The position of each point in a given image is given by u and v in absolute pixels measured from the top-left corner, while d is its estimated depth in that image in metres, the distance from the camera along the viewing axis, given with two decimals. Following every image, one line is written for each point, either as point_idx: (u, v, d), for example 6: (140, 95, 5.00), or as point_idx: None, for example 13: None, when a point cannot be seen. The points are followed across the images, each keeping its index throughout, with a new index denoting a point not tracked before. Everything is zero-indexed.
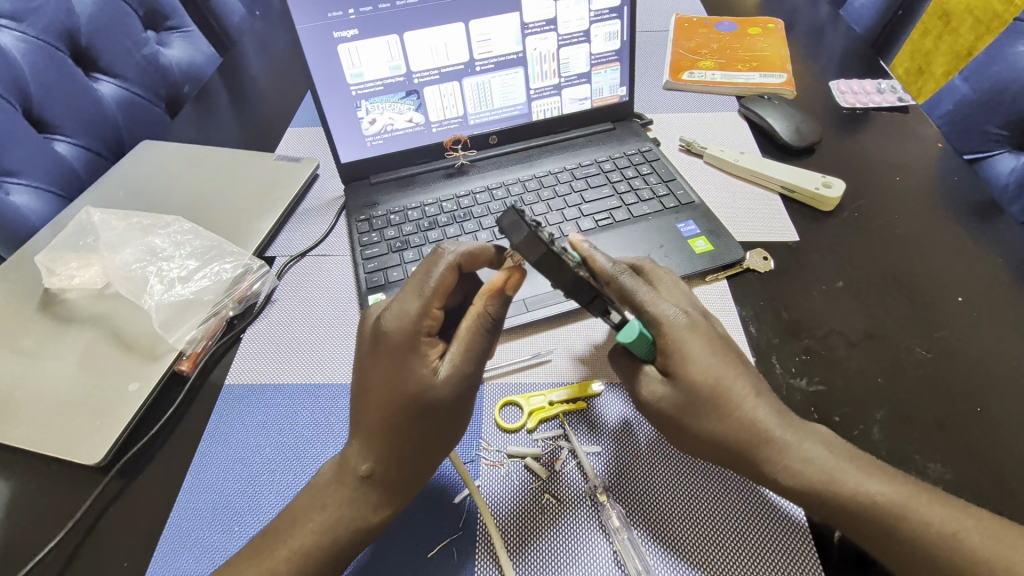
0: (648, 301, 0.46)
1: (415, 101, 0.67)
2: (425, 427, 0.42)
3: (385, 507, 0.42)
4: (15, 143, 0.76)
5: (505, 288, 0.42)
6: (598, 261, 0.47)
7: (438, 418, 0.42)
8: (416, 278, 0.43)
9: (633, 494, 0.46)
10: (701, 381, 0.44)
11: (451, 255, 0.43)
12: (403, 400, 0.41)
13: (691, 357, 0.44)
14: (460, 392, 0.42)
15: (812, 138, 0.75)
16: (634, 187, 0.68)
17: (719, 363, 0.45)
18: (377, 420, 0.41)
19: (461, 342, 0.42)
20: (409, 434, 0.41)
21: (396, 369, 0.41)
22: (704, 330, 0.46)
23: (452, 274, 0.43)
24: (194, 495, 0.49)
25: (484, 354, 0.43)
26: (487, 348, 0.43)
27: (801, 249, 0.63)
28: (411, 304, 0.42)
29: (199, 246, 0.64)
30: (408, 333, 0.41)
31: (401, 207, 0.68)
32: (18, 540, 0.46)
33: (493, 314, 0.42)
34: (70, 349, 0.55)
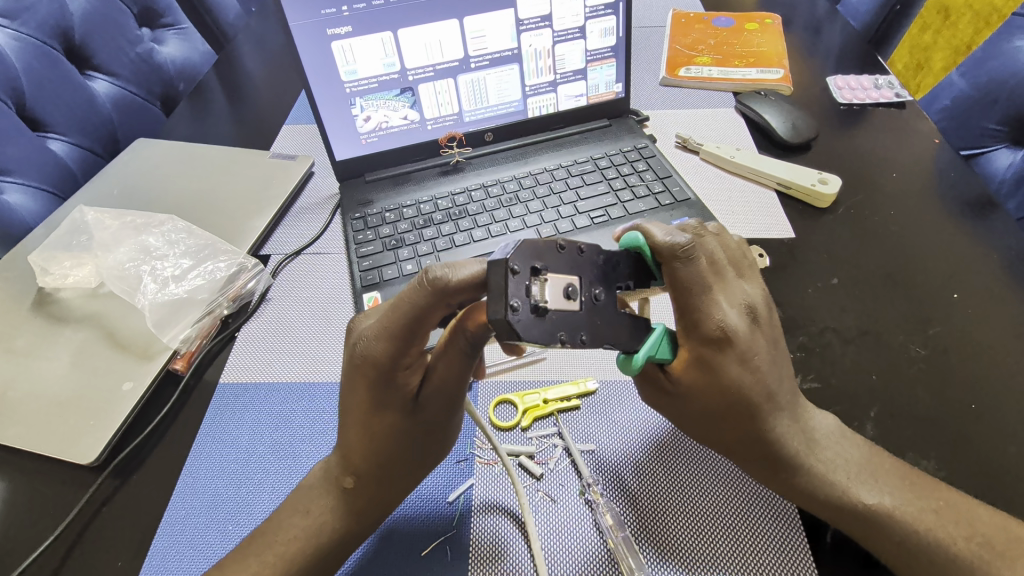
0: (695, 308, 0.41)
1: (410, 98, 0.67)
2: (404, 449, 0.42)
3: (369, 513, 0.42)
4: (9, 141, 0.76)
5: (484, 334, 0.37)
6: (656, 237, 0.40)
7: (422, 446, 0.43)
8: (395, 314, 0.37)
9: (626, 493, 0.46)
10: (718, 404, 0.42)
11: (437, 294, 0.36)
12: (386, 429, 0.41)
13: (724, 380, 0.42)
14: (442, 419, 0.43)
15: (809, 134, 0.74)
16: (630, 184, 0.68)
17: (745, 386, 0.42)
18: (360, 440, 0.41)
19: (440, 379, 0.41)
20: (395, 459, 0.42)
21: (373, 399, 0.40)
22: (747, 347, 0.42)
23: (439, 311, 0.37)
24: (189, 493, 0.49)
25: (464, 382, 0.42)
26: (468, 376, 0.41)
27: (797, 245, 0.63)
28: (387, 342, 0.38)
29: (193, 245, 0.63)
30: (385, 368, 0.38)
31: (396, 205, 0.68)
32: (14, 538, 0.47)
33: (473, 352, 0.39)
34: (65, 348, 0.55)
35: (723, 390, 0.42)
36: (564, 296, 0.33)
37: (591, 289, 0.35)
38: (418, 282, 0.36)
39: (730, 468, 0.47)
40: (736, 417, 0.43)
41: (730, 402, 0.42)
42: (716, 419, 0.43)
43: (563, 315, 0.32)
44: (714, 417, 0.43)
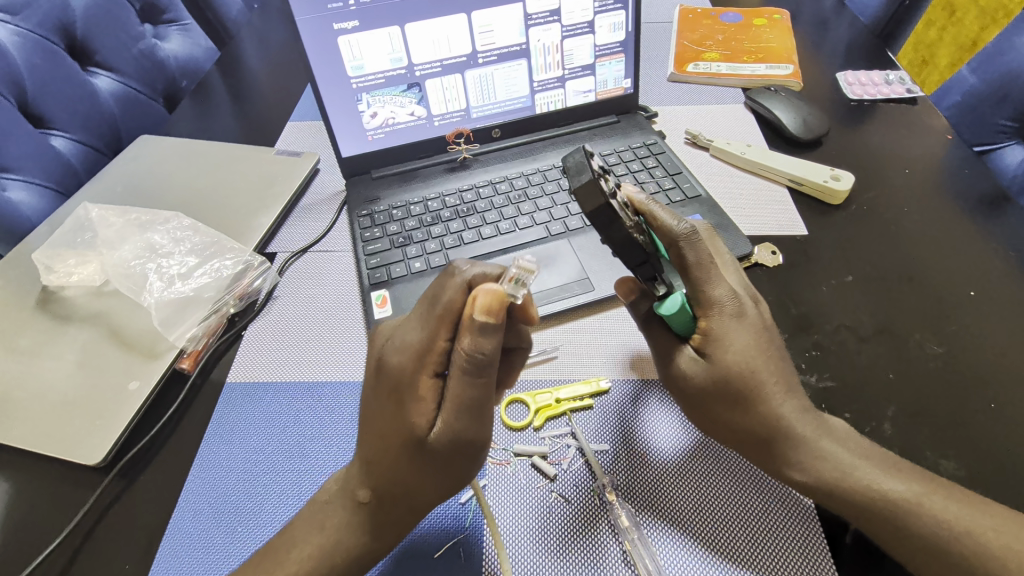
0: (705, 279, 0.44)
1: (417, 93, 0.66)
2: (422, 471, 0.40)
3: (384, 523, 0.41)
4: (10, 137, 0.75)
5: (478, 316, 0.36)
6: (661, 216, 0.43)
7: (434, 474, 0.40)
8: (425, 305, 0.39)
9: (641, 494, 0.45)
10: (734, 369, 0.43)
11: (467, 276, 0.38)
12: (401, 446, 0.39)
13: (733, 346, 0.44)
14: (454, 450, 0.39)
15: (820, 130, 0.73)
16: (640, 180, 0.67)
17: (755, 358, 0.44)
18: (375, 455, 0.40)
19: (454, 396, 0.38)
20: (409, 479, 0.40)
21: (393, 407, 0.39)
22: (756, 319, 0.45)
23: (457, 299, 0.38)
24: (198, 495, 0.48)
25: (485, 402, 0.38)
26: (487, 392, 0.38)
27: (810, 242, 0.62)
28: (415, 336, 0.39)
29: (199, 242, 0.63)
30: (409, 369, 0.38)
31: (403, 202, 0.67)
32: (22, 539, 0.46)
33: (481, 353, 0.37)
34: (69, 346, 0.54)
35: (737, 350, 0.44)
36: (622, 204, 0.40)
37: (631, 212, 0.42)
38: (448, 274, 0.40)
39: (746, 468, 0.46)
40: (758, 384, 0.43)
41: (745, 363, 0.44)
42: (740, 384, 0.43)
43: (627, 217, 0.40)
44: (740, 385, 0.43)
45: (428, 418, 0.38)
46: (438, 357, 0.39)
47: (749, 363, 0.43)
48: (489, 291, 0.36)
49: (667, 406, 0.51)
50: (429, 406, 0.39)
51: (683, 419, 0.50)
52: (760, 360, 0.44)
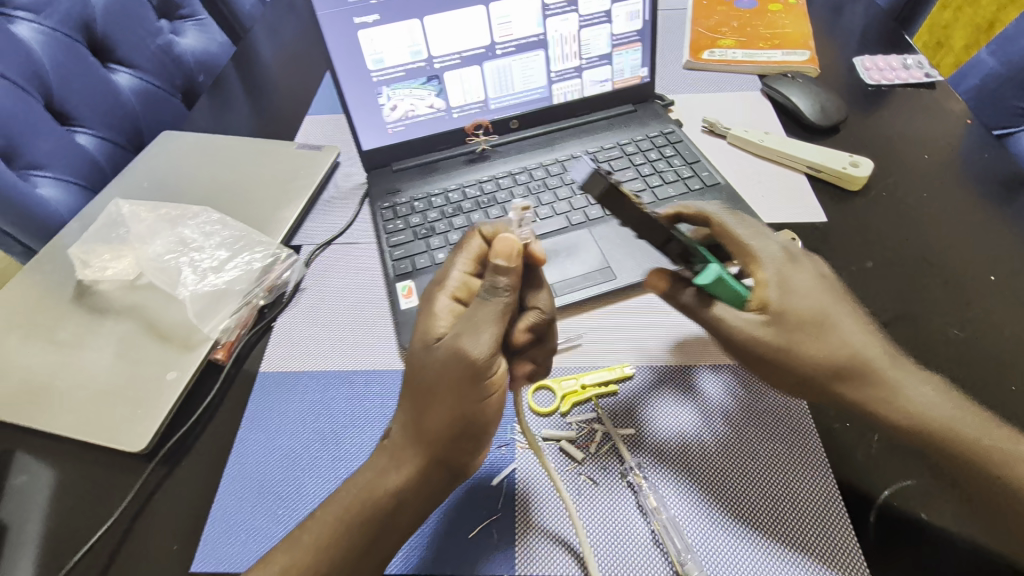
0: (753, 236, 0.49)
1: (436, 86, 0.67)
2: (418, 397, 0.42)
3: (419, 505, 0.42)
4: (38, 135, 0.77)
5: (496, 257, 0.42)
6: (691, 210, 0.52)
7: (438, 396, 0.40)
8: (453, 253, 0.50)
9: (667, 476, 0.47)
10: (811, 310, 0.45)
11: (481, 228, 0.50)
12: (410, 362, 0.43)
13: (799, 289, 0.46)
14: (453, 363, 0.40)
15: (838, 116, 0.74)
16: (658, 169, 0.68)
17: (824, 300, 0.46)
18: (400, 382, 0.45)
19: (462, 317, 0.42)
20: (410, 404, 0.42)
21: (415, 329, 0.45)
22: (810, 265, 0.49)
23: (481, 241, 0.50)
24: (238, 480, 0.50)
25: (489, 320, 0.41)
26: (494, 313, 0.41)
27: (829, 229, 0.63)
28: (443, 274, 0.48)
29: (228, 235, 0.64)
30: (430, 294, 0.46)
31: (425, 194, 0.68)
32: (74, 522, 0.48)
33: (495, 284, 0.42)
34: (108, 339, 0.56)
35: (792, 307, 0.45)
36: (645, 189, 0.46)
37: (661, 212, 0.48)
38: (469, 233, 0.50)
39: (781, 447, 0.48)
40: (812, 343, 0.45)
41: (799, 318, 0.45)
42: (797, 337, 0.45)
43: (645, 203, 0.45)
44: (814, 332, 0.45)
45: (443, 329, 0.44)
46: (461, 284, 0.47)
47: (821, 307, 0.46)
48: (508, 236, 0.43)
49: (706, 386, 0.52)
50: (446, 318, 0.45)
51: (721, 398, 0.51)
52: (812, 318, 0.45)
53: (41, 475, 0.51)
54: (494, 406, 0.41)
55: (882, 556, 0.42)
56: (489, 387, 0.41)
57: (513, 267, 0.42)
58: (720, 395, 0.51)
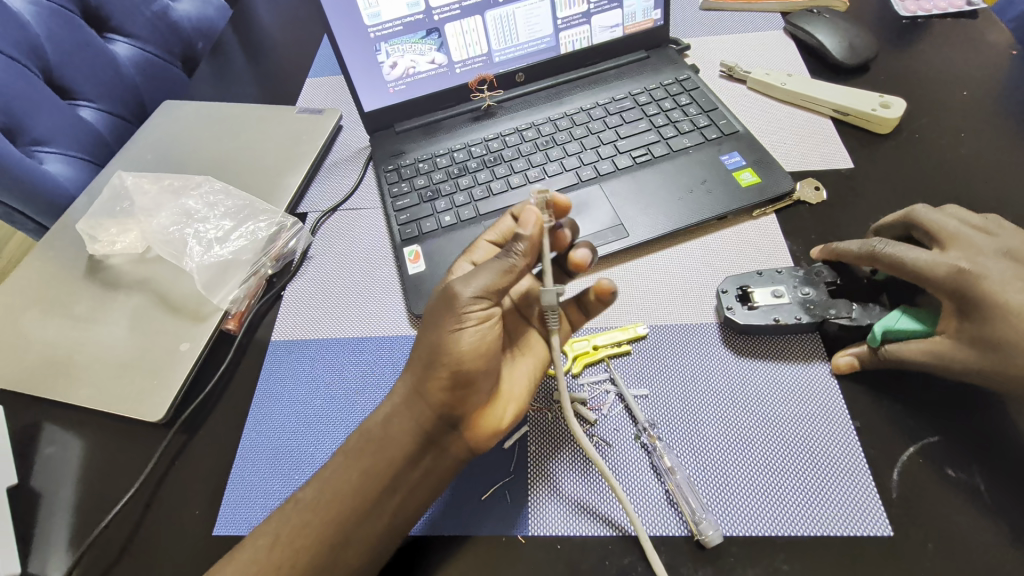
0: (917, 265, 0.45)
1: (436, 39, 0.63)
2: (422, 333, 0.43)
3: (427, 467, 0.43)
4: (40, 110, 0.76)
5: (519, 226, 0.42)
6: (844, 251, 0.50)
7: (425, 332, 0.43)
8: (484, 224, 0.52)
9: (682, 436, 0.46)
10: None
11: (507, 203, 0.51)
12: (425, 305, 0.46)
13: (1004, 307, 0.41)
14: (441, 300, 0.42)
15: (868, 54, 0.68)
16: (673, 119, 0.64)
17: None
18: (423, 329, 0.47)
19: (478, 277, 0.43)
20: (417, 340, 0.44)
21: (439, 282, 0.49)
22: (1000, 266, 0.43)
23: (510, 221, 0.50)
24: (255, 446, 0.51)
25: (487, 271, 0.42)
26: (495, 269, 0.42)
27: (857, 176, 0.59)
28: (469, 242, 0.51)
29: (232, 205, 0.63)
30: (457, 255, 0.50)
31: (429, 155, 0.66)
32: (102, 489, 0.50)
33: (510, 249, 0.42)
34: (122, 312, 0.57)
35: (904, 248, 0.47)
36: (774, 293, 0.50)
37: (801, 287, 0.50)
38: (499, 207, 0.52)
39: (804, 405, 0.46)
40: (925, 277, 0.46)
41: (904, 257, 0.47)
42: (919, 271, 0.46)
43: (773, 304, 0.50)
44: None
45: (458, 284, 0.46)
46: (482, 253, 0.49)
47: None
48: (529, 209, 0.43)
49: (731, 345, 0.50)
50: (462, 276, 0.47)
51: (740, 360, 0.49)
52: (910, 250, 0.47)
53: (69, 444, 0.53)
54: (476, 346, 0.40)
55: (905, 513, 0.41)
56: (468, 321, 0.40)
57: (530, 236, 0.42)
58: (743, 356, 0.50)
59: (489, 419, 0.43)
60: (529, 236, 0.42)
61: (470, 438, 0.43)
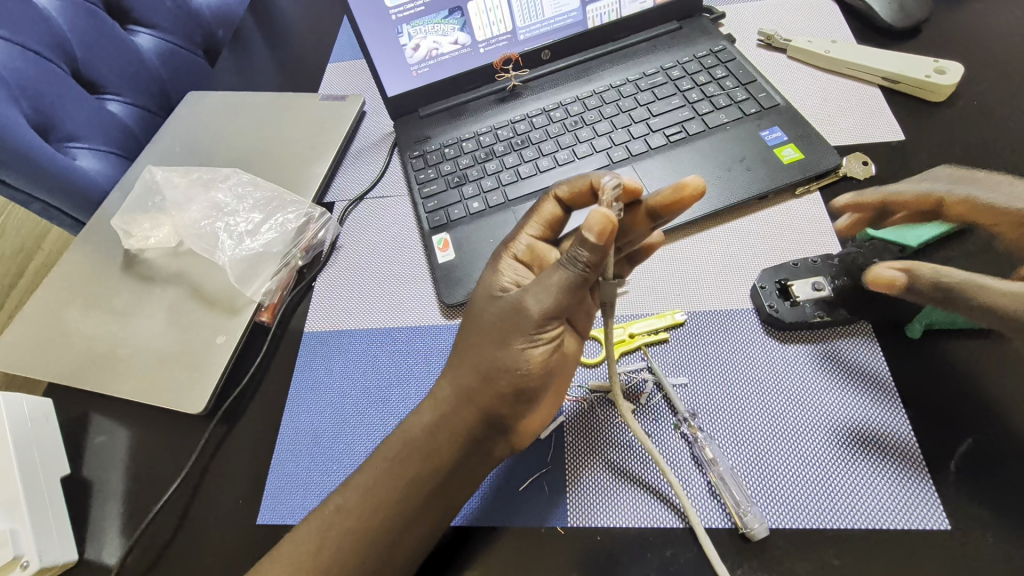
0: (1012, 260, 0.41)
1: (459, 19, 0.60)
2: (478, 340, 0.42)
3: (473, 464, 0.42)
4: (70, 105, 0.77)
5: (582, 232, 0.38)
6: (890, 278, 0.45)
7: (482, 342, 0.42)
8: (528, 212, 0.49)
9: (724, 427, 0.44)
10: None
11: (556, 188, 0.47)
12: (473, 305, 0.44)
13: None
14: (510, 316, 0.41)
15: (919, 15, 0.64)
16: (708, 94, 0.61)
17: None
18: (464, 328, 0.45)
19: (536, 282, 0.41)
20: (469, 344, 0.43)
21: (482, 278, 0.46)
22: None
23: (553, 205, 0.48)
24: (293, 437, 0.51)
25: (554, 286, 0.39)
26: (561, 282, 0.39)
27: (908, 149, 0.56)
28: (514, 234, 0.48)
29: (259, 197, 0.63)
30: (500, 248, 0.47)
31: (454, 139, 0.65)
32: (149, 479, 0.51)
33: (575, 258, 0.38)
34: (158, 306, 0.58)
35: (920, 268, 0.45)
36: (815, 288, 0.48)
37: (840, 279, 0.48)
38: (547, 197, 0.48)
39: (860, 397, 0.44)
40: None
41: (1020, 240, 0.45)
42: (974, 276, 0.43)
43: (815, 301, 0.48)
44: None
45: (508, 284, 0.44)
46: (528, 248, 0.47)
47: None
48: (592, 215, 0.37)
49: (774, 332, 0.48)
50: (512, 278, 0.45)
51: (783, 347, 0.48)
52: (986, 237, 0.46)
53: (116, 434, 0.54)
54: (538, 360, 0.40)
55: (964, 507, 0.39)
56: (533, 337, 0.40)
57: (595, 245, 0.37)
58: (786, 343, 0.48)
59: (538, 424, 0.43)
60: (600, 246, 0.38)
61: (516, 441, 0.43)
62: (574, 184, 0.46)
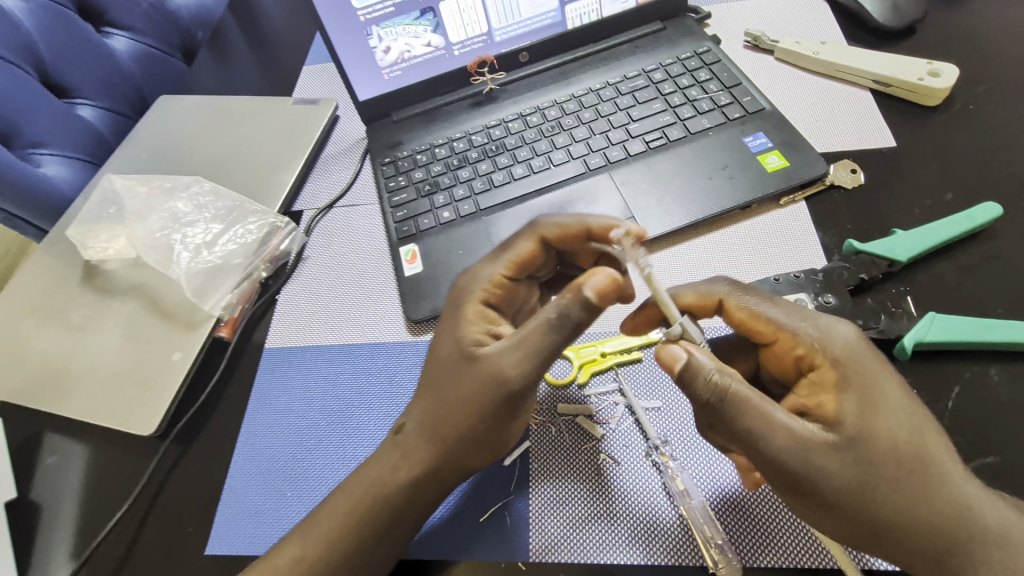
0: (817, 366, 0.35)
1: (431, 20, 0.58)
2: (451, 404, 0.38)
3: (430, 497, 0.40)
4: (37, 111, 0.74)
5: (585, 288, 0.35)
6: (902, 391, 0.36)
7: (455, 407, 0.38)
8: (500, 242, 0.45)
9: (699, 456, 0.42)
10: None
11: (535, 224, 0.44)
12: (443, 359, 0.40)
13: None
14: (489, 381, 0.37)
15: (914, 15, 0.61)
16: (691, 97, 0.58)
17: None
18: (430, 375, 0.41)
19: (518, 340, 0.36)
20: (441, 407, 0.39)
21: (449, 318, 0.42)
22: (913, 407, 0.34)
23: (533, 243, 0.43)
24: (248, 461, 0.49)
25: (541, 354, 0.36)
26: (548, 349, 0.36)
27: (900, 155, 0.53)
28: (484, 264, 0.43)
29: (221, 207, 0.61)
30: (467, 281, 0.43)
31: (427, 145, 0.62)
32: (97, 504, 0.49)
33: (565, 324, 0.35)
34: (115, 321, 0.55)
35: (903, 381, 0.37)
36: (797, 305, 0.44)
37: (823, 296, 0.45)
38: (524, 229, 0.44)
39: None
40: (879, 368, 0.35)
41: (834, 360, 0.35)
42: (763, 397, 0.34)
43: None
44: None
45: (483, 337, 0.40)
46: (498, 286, 0.42)
47: None
48: (603, 279, 0.35)
49: None
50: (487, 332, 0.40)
51: None
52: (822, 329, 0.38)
53: (68, 453, 0.52)
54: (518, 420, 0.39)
55: None
56: (519, 407, 0.38)
57: (594, 312, 0.35)
58: None
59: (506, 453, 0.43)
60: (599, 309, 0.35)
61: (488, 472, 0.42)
62: (566, 227, 0.43)
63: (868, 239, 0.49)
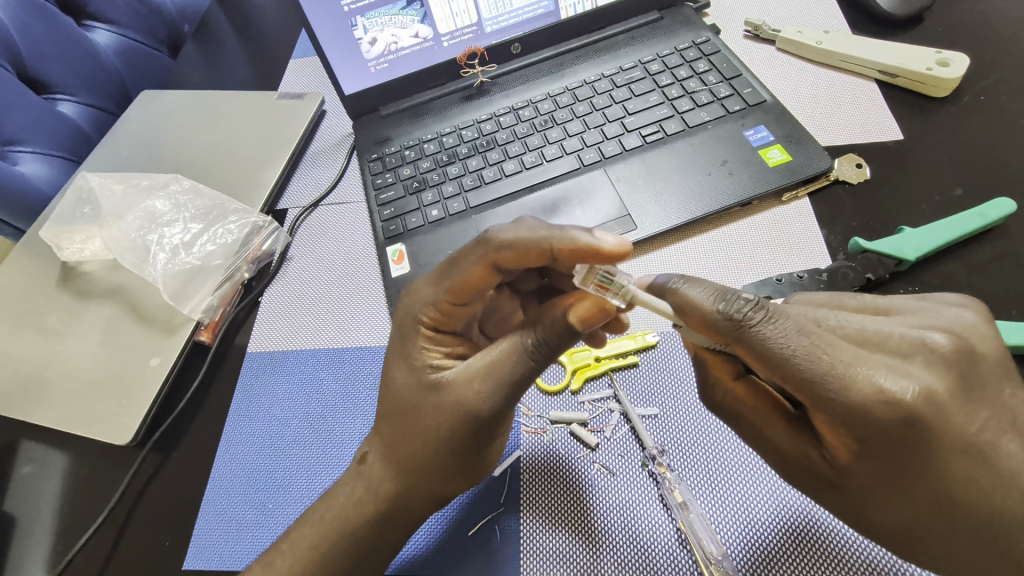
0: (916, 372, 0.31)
1: (418, 10, 0.55)
2: (422, 444, 0.36)
3: (415, 511, 0.38)
4: (14, 106, 0.72)
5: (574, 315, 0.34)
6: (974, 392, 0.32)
7: (426, 448, 0.36)
8: (440, 265, 0.38)
9: (697, 466, 0.40)
10: None
11: (481, 250, 0.36)
12: (403, 398, 0.38)
13: None
14: (461, 415, 0.35)
15: (921, 2, 0.58)
16: (689, 90, 0.56)
17: None
18: (390, 412, 0.38)
19: (491, 373, 0.35)
20: (408, 448, 0.37)
21: (399, 353, 0.39)
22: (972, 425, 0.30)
23: (481, 268, 0.36)
24: (229, 471, 0.47)
25: (517, 384, 0.35)
26: (525, 378, 0.35)
27: (907, 149, 0.51)
28: (424, 291, 0.38)
29: (202, 206, 0.58)
30: (410, 310, 0.39)
31: (416, 140, 0.60)
32: (71, 517, 0.47)
33: (543, 351, 0.34)
34: (91, 325, 0.53)
35: (1006, 385, 0.32)
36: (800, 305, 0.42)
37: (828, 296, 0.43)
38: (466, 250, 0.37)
39: None
40: (939, 417, 0.29)
41: (867, 431, 0.28)
42: (769, 409, 0.34)
43: None
44: None
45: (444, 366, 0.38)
46: (443, 314, 0.38)
47: None
48: (593, 306, 0.34)
49: None
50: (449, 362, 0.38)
51: None
52: (881, 350, 0.31)
53: (44, 462, 0.50)
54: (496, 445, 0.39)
55: None
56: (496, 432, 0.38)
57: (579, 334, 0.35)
58: None
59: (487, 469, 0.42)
60: (578, 334, 0.35)
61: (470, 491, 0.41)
62: (521, 249, 0.35)
63: (874, 237, 0.47)
